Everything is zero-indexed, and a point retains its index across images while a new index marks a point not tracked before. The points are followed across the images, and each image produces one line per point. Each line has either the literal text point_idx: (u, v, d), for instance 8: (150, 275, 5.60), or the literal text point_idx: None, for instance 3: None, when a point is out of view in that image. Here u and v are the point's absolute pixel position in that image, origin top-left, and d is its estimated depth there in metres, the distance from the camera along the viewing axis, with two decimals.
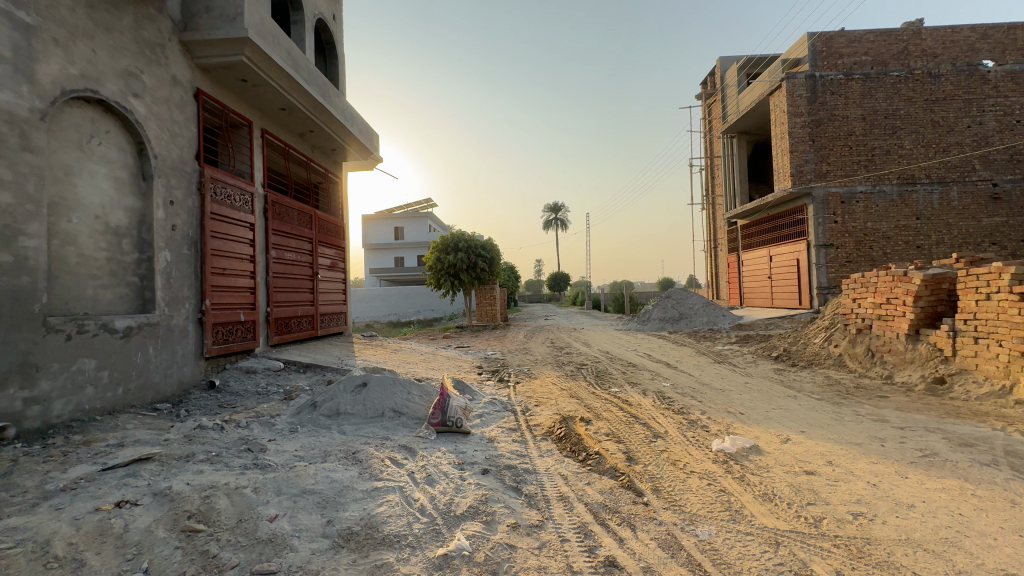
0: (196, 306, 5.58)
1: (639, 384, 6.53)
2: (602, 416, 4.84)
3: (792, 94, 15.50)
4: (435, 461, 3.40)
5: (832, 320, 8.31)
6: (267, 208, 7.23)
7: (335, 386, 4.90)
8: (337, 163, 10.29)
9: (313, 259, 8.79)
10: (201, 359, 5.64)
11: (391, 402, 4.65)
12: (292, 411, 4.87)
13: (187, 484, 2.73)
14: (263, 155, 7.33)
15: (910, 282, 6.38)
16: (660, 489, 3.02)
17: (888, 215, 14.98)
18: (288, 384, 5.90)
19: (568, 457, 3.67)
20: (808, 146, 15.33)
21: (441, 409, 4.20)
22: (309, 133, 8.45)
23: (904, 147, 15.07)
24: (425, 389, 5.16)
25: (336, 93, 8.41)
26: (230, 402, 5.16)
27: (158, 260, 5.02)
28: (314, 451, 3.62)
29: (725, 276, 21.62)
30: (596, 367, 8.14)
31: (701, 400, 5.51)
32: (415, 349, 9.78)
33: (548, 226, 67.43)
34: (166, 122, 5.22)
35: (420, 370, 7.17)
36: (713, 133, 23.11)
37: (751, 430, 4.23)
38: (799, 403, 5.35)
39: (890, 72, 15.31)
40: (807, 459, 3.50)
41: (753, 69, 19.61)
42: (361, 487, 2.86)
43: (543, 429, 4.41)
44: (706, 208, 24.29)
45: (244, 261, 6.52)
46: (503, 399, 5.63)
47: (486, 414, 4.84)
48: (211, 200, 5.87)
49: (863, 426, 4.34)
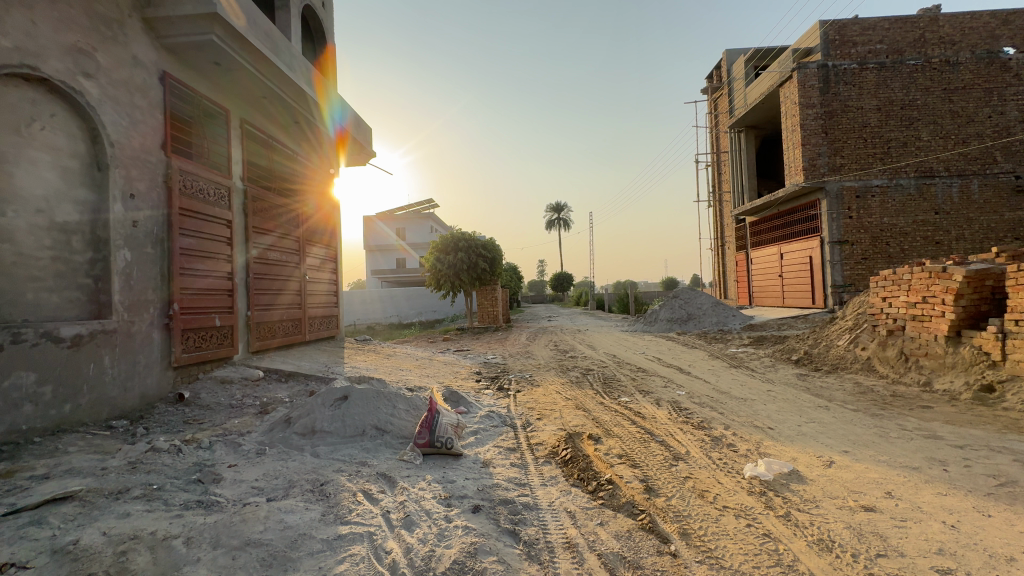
0: (162, 310, 5.05)
1: (652, 393, 5.94)
2: (613, 432, 4.28)
3: (804, 85, 14.89)
4: (418, 495, 2.84)
5: (856, 320, 7.74)
6: (246, 203, 6.69)
7: (313, 399, 4.35)
8: (326, 158, 9.76)
9: (299, 260, 8.26)
10: (169, 368, 5.11)
11: (374, 418, 4.09)
12: (265, 428, 4.33)
13: (101, 535, 2.20)
14: (242, 146, 6.81)
15: (950, 278, 5.78)
16: (689, 532, 2.47)
17: (906, 209, 14.34)
18: (266, 396, 5.36)
19: (577, 487, 3.11)
20: (822, 138, 14.78)
21: (429, 428, 3.64)
22: (293, 123, 7.94)
23: (922, 139, 14.45)
24: (413, 402, 4.59)
25: (322, 81, 7.90)
26: (197, 419, 4.62)
27: (116, 259, 4.50)
28: (276, 482, 3.07)
29: (733, 275, 21.01)
30: (604, 373, 7.58)
31: (724, 412, 4.93)
32: (410, 353, 9.26)
33: (551, 226, 66.96)
34: (125, 106, 4.70)
35: (412, 378, 6.62)
36: (719, 128, 22.52)
37: (787, 451, 3.65)
38: (832, 414, 4.78)
39: (906, 60, 14.68)
40: (862, 491, 2.92)
41: (761, 61, 19.01)
42: (321, 535, 2.30)
43: (547, 450, 3.86)
44: (713, 205, 23.66)
45: (219, 261, 5.99)
46: (501, 412, 5.07)
47: (481, 430, 4.30)
48: (179, 194, 5.33)
49: (915, 443, 3.77)
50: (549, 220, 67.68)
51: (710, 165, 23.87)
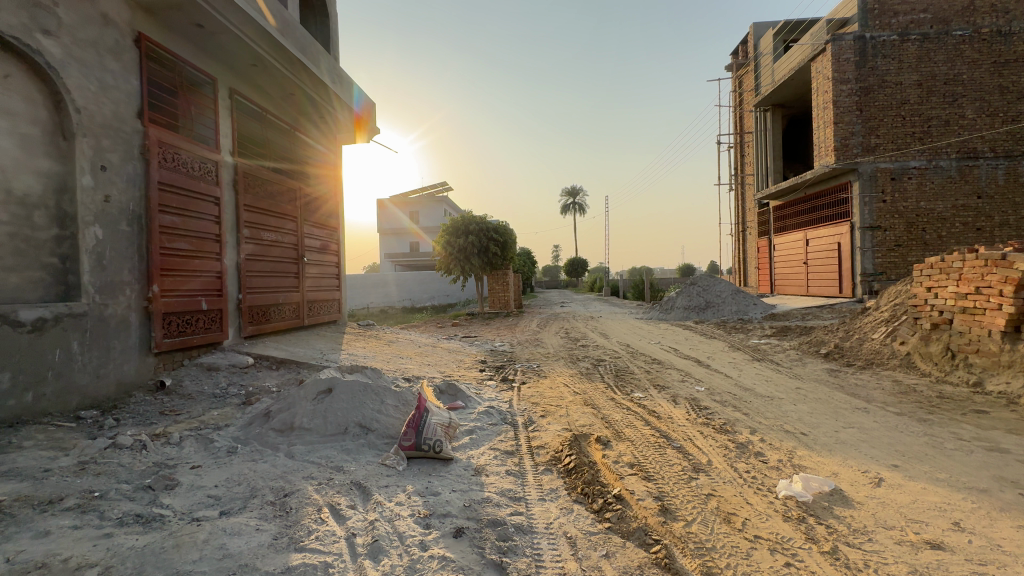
0: (140, 292, 4.70)
1: (668, 388, 5.45)
2: (624, 435, 3.82)
3: (838, 58, 13.92)
4: (392, 513, 2.44)
5: (894, 312, 7.10)
6: (236, 179, 6.28)
7: (296, 392, 3.99)
8: (333, 138, 9.38)
9: (298, 241, 7.85)
10: (149, 354, 4.79)
11: (358, 416, 3.69)
12: (243, 422, 4.00)
13: (2, 563, 1.83)
14: (233, 119, 6.39)
15: (1010, 267, 5.14)
16: (713, 572, 2.02)
17: (946, 193, 13.38)
18: (253, 385, 5.04)
19: (581, 505, 2.67)
20: (856, 116, 13.82)
21: (415, 429, 3.24)
22: (291, 96, 7.49)
23: (966, 117, 13.38)
24: (403, 396, 4.18)
25: (319, 51, 7.42)
26: (174, 410, 4.31)
27: (85, 237, 4.16)
28: (235, 490, 2.70)
29: (755, 262, 20.19)
30: (616, 365, 7.10)
31: (749, 412, 4.43)
32: (414, 340, 8.88)
33: (565, 211, 66.07)
34: (93, 69, 4.29)
35: (412, 367, 6.23)
36: (744, 107, 21.44)
37: (826, 465, 3.17)
38: (872, 418, 4.25)
39: (953, 31, 13.54)
40: (922, 520, 2.43)
41: (790, 35, 17.86)
42: (266, 567, 1.91)
43: (549, 455, 3.43)
44: (735, 189, 22.70)
45: (206, 241, 5.62)
46: (502, 408, 4.65)
47: (477, 431, 3.88)
48: (159, 167, 4.95)
49: (978, 458, 3.25)
50: (563, 204, 66.70)
51: (733, 147, 22.80)
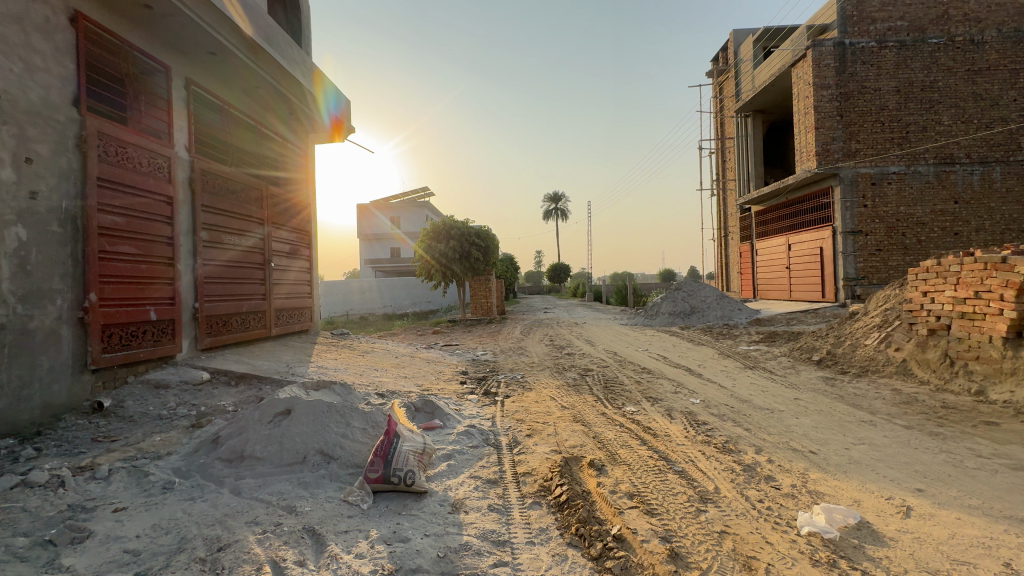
0: (74, 302, 4.16)
1: (661, 401, 5.12)
2: (620, 457, 3.45)
3: (818, 64, 14.00)
4: (349, 572, 2.00)
5: (887, 316, 6.93)
6: (193, 178, 5.74)
7: (250, 413, 3.53)
8: (305, 138, 8.88)
9: (266, 245, 7.30)
10: (85, 372, 4.24)
11: (319, 441, 3.23)
12: (188, 450, 3.52)
13: None
14: (190, 112, 5.86)
15: (1011, 270, 4.95)
16: None
17: (924, 198, 13.50)
18: (206, 404, 4.52)
19: (575, 550, 2.27)
20: (836, 121, 13.89)
21: (384, 458, 2.82)
22: (257, 89, 6.97)
23: (942, 123, 13.57)
24: (373, 417, 3.72)
25: (289, 42, 6.93)
26: (109, 435, 3.78)
27: (4, 237, 3.63)
28: (160, 542, 2.23)
29: (737, 267, 20.21)
30: (604, 374, 6.76)
31: (750, 428, 4.10)
32: (390, 349, 8.40)
33: (548, 216, 65.94)
34: (17, 47, 3.78)
35: (386, 381, 5.75)
36: (724, 113, 21.56)
37: (844, 491, 2.85)
38: (880, 431, 3.97)
39: (928, 39, 13.74)
40: (969, 561, 2.11)
41: (769, 42, 18.00)
42: None
43: (536, 484, 3.03)
44: (716, 194, 22.78)
45: (157, 244, 5.09)
46: (484, 426, 4.23)
47: (456, 455, 3.46)
48: (99, 161, 4.42)
49: (1008, 478, 2.96)
50: (545, 210, 66.59)
51: (714, 152, 22.90)
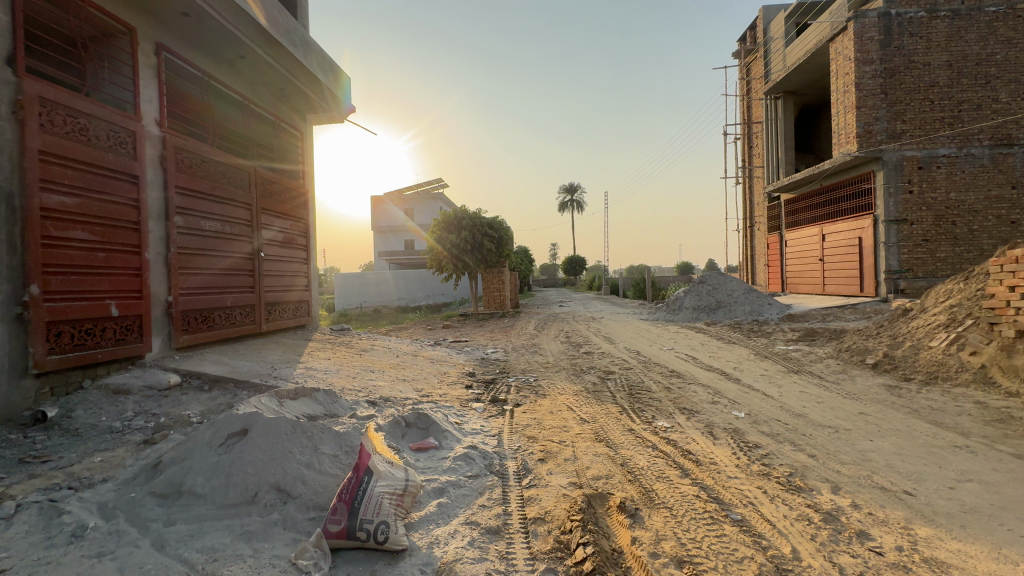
0: (12, 296, 3.57)
1: (699, 414, 4.35)
2: (658, 497, 2.70)
3: (861, 37, 12.85)
4: None
5: (956, 314, 6.01)
6: (166, 156, 5.11)
7: (200, 433, 2.88)
8: (298, 116, 8.17)
9: (255, 233, 6.67)
10: (26, 377, 3.65)
11: (276, 473, 2.55)
12: (127, 476, 2.88)
13: None
14: (163, 83, 5.22)
15: None
16: None
17: (977, 182, 12.31)
18: (169, 414, 3.89)
19: None
20: (880, 100, 12.74)
21: (349, 505, 2.11)
22: (242, 60, 6.28)
23: (1000, 101, 12.33)
24: (348, 439, 3.03)
25: (279, 8, 6.22)
26: (41, 455, 3.16)
27: None
28: None
29: (764, 259, 19.11)
30: (628, 378, 5.98)
31: (816, 455, 3.30)
32: (392, 347, 7.75)
33: (563, 208, 64.89)
34: None
35: (382, 386, 5.09)
36: (752, 96, 20.36)
37: (973, 560, 2.07)
38: (989, 463, 3.13)
39: (985, 7, 12.45)
40: None
41: (803, 17, 16.75)
42: None
43: (550, 539, 2.29)
44: (742, 182, 21.61)
45: (119, 229, 4.47)
46: (487, 447, 3.52)
47: (448, 490, 2.76)
48: (42, 132, 3.81)
49: None
50: (562, 202, 65.46)
51: (740, 138, 21.70)
